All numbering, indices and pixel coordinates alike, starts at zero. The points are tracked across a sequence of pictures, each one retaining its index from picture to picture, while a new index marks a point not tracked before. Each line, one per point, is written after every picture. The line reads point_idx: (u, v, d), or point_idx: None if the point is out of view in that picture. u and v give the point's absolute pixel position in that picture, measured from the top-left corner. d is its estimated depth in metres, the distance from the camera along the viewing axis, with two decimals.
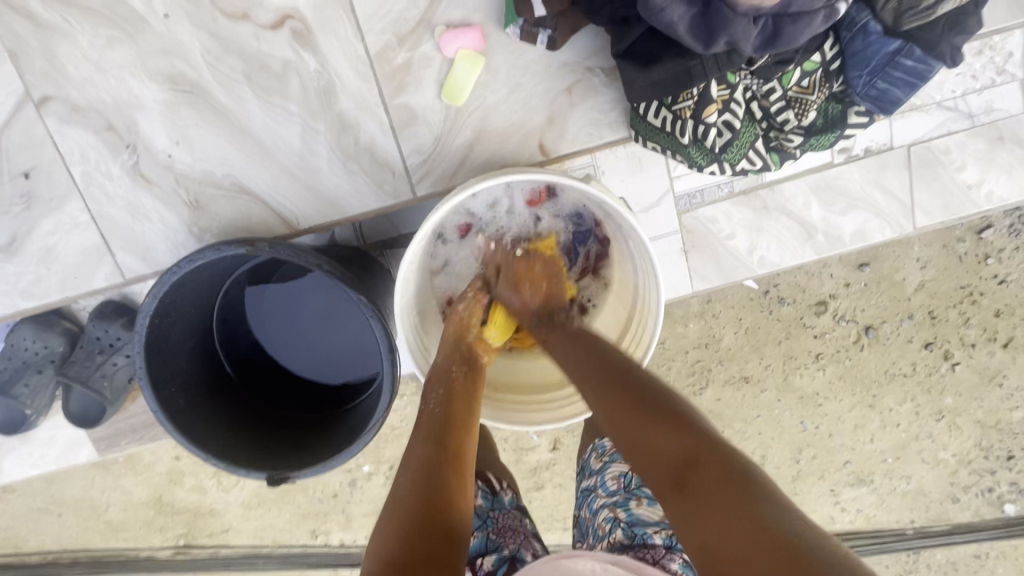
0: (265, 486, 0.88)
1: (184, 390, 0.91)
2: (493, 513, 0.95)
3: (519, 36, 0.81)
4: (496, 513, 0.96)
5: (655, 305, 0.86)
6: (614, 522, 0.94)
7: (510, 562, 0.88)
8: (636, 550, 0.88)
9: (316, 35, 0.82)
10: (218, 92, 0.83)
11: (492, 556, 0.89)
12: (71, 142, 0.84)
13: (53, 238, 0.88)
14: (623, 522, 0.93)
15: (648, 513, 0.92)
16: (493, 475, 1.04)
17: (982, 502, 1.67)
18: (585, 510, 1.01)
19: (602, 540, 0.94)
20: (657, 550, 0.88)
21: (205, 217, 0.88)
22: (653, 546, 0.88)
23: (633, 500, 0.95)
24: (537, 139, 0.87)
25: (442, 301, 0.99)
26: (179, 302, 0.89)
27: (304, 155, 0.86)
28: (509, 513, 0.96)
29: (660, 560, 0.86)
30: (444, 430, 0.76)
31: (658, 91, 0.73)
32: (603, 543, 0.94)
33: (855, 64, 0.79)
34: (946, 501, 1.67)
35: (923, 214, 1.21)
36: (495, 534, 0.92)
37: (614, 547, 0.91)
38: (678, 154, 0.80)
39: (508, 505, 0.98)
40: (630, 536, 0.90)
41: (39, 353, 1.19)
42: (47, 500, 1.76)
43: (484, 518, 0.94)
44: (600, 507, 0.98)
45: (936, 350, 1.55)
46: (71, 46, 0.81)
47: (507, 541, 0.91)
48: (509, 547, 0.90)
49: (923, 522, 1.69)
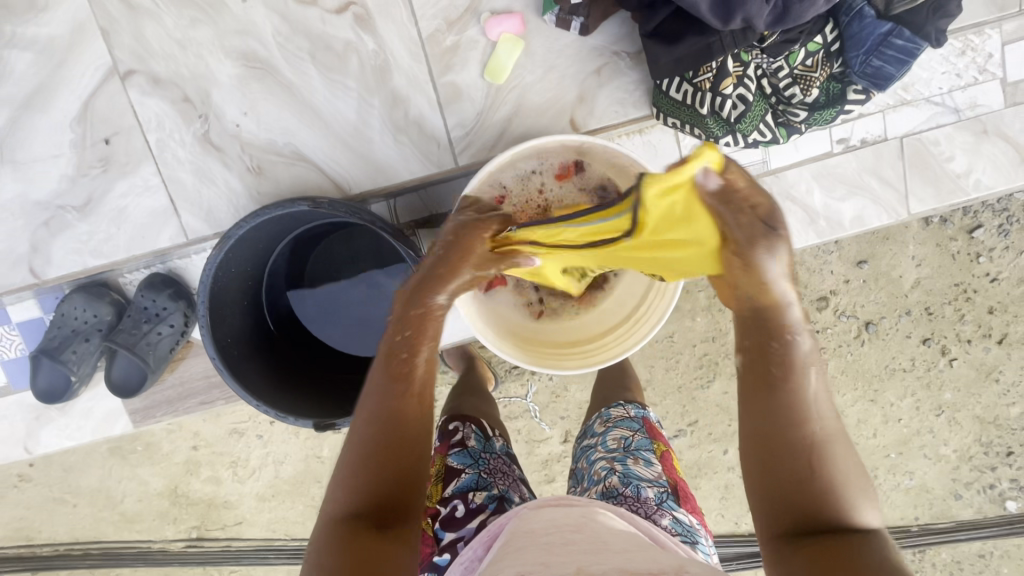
0: (311, 432, 0.94)
1: (236, 344, 0.98)
2: (484, 455, 1.02)
3: (554, 23, 0.92)
4: (487, 455, 1.03)
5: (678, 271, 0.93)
6: (610, 471, 1.00)
7: (499, 500, 0.94)
8: (630, 500, 0.94)
9: (376, 19, 0.92)
10: (285, 68, 0.93)
11: (483, 491, 0.95)
12: (149, 111, 0.94)
13: (125, 200, 0.97)
14: (619, 472, 0.99)
15: (643, 471, 1.00)
16: (486, 422, 1.11)
17: (984, 498, 1.72)
18: (582, 461, 1.08)
19: (597, 484, 0.99)
20: (648, 505, 0.94)
21: (266, 181, 0.97)
22: (645, 499, 0.94)
23: (630, 458, 1.02)
24: (568, 115, 0.96)
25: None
26: (237, 261, 0.96)
27: (359, 127, 0.95)
28: (499, 458, 1.03)
29: (651, 514, 0.92)
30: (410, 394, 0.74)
31: (681, 66, 0.83)
32: (596, 487, 0.99)
33: (853, 45, 0.89)
34: (949, 497, 1.72)
35: (917, 202, 1.31)
36: (487, 473, 0.98)
37: (608, 490, 0.97)
38: (697, 126, 0.90)
39: (498, 451, 1.05)
40: (626, 482, 0.97)
41: (88, 321, 1.25)
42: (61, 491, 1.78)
43: (477, 458, 1.01)
44: (598, 459, 1.05)
45: (934, 346, 1.63)
46: (157, 25, 0.91)
47: (497, 481, 0.97)
48: (498, 487, 0.96)
49: (927, 519, 1.74)
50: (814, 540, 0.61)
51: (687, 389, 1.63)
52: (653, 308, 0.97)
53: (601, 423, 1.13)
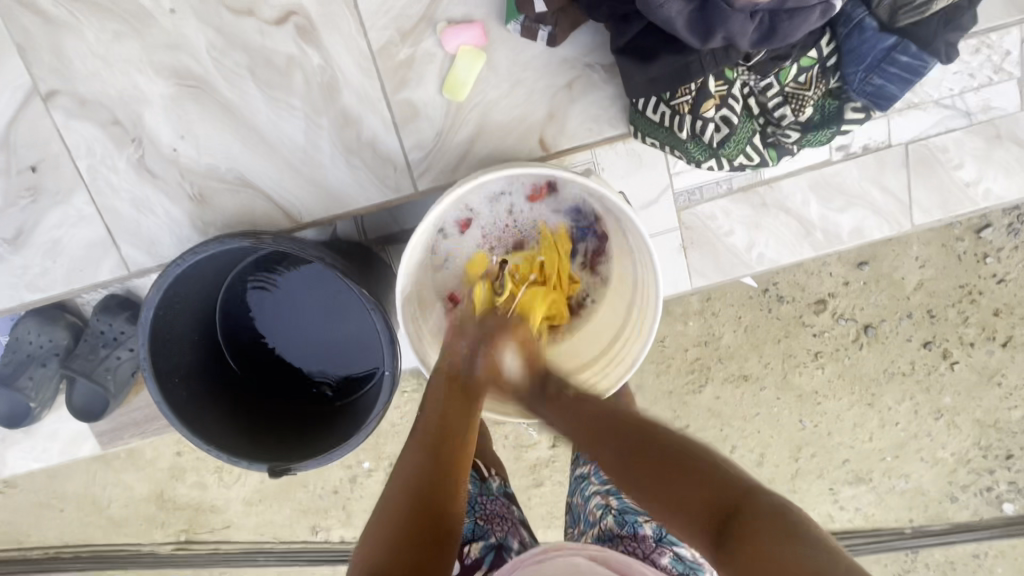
0: (267, 477, 0.89)
1: (187, 383, 0.92)
2: (480, 499, 0.94)
3: (519, 33, 0.82)
4: (484, 499, 0.94)
5: (654, 311, 0.88)
6: (605, 510, 0.91)
7: (497, 549, 0.87)
8: (626, 542, 0.87)
9: (320, 31, 0.83)
10: (222, 86, 0.84)
11: (479, 543, 0.87)
12: (77, 135, 0.86)
13: (59, 231, 0.90)
14: (615, 509, 0.90)
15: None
16: (482, 461, 1.02)
17: (981, 500, 1.66)
18: (577, 496, 0.98)
19: (594, 527, 0.91)
20: (647, 544, 0.87)
21: (209, 211, 0.89)
22: (643, 538, 0.87)
23: None
24: (538, 133, 0.88)
25: (443, 298, 0.99)
26: (183, 295, 0.90)
27: (307, 150, 0.87)
28: (496, 500, 0.95)
29: (650, 554, 0.86)
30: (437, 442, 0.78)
31: (656, 87, 0.74)
32: (592, 530, 0.91)
33: (851, 61, 0.80)
34: (944, 500, 1.67)
35: (921, 212, 1.22)
36: (484, 520, 0.91)
37: (604, 534, 0.89)
38: (677, 150, 0.81)
39: (496, 491, 0.96)
40: (621, 524, 0.88)
41: (43, 346, 1.20)
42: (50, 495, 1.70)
43: (472, 503, 0.93)
44: (592, 494, 0.95)
45: (935, 349, 1.56)
46: (78, 40, 0.82)
47: (495, 528, 0.89)
48: (496, 535, 0.88)
49: (922, 521, 1.68)
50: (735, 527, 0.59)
51: (679, 394, 1.60)
52: (630, 348, 0.92)
53: None
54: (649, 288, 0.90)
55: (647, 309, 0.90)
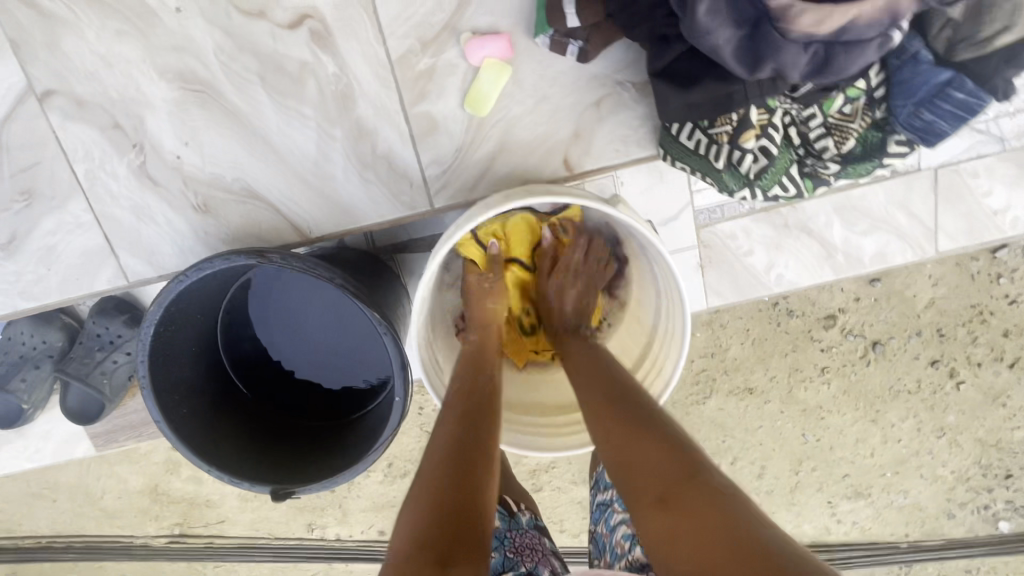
0: (270, 500, 0.86)
1: (188, 399, 0.88)
2: (510, 532, 0.89)
3: (548, 46, 0.77)
4: (513, 532, 0.90)
5: (681, 335, 0.84)
6: (634, 540, 0.87)
7: None
8: None
9: (335, 37, 0.78)
10: (230, 92, 0.79)
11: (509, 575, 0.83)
12: (75, 139, 0.81)
13: (54, 237, 0.85)
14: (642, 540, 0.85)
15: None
16: (510, 497, 0.98)
17: (977, 518, 1.65)
18: (602, 526, 0.95)
19: (622, 560, 0.87)
20: None
21: (214, 222, 0.85)
22: None
23: None
24: (562, 153, 0.83)
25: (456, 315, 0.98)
26: (186, 308, 0.86)
27: (318, 161, 0.82)
28: (526, 533, 0.90)
29: None
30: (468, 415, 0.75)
31: (694, 113, 0.70)
32: (621, 563, 0.87)
33: (901, 93, 0.76)
34: (941, 516, 1.66)
35: (947, 238, 1.18)
36: (513, 553, 0.86)
37: (632, 565, 0.84)
38: (710, 178, 0.77)
39: (527, 526, 0.92)
40: None
41: (36, 348, 1.16)
42: (42, 485, 1.64)
43: (501, 537, 0.89)
44: (618, 524, 0.92)
45: (942, 367, 1.53)
46: (76, 38, 0.77)
47: (525, 560, 0.85)
48: (527, 565, 0.84)
49: (918, 536, 1.67)
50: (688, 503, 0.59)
51: (685, 404, 1.58)
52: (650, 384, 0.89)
53: None
54: (675, 317, 0.86)
55: (674, 333, 0.86)
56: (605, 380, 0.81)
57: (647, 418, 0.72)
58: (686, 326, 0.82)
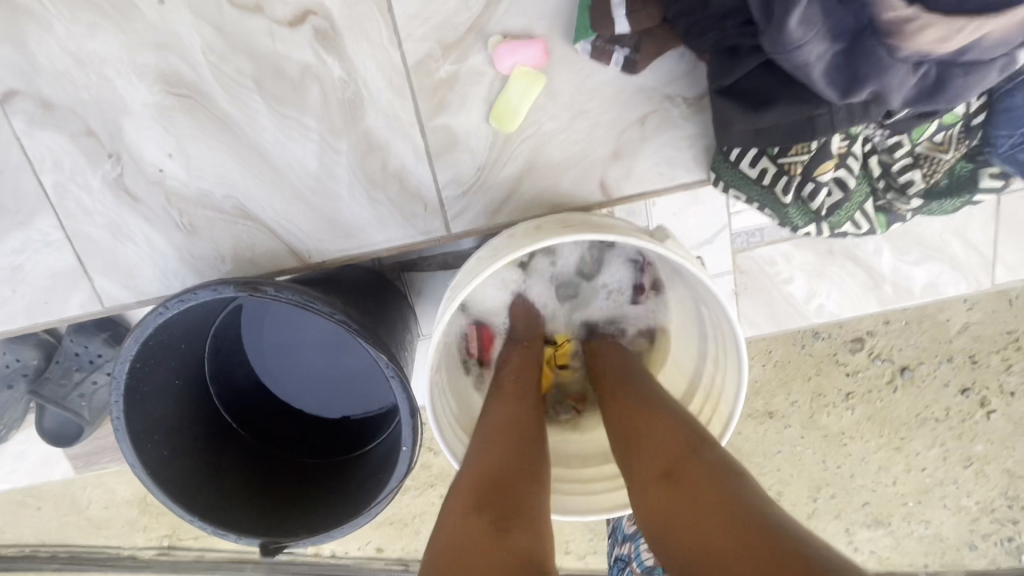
0: (258, 555, 0.76)
1: (168, 438, 0.78)
2: None
3: (589, 55, 0.67)
4: None
5: (731, 406, 0.73)
6: None
7: None
8: None
9: (343, 37, 0.67)
10: (219, 97, 0.69)
11: None
12: (42, 147, 0.71)
13: (19, 256, 0.75)
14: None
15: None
16: None
17: (999, 550, 1.53)
18: None
19: None
20: None
21: (200, 242, 0.74)
22: None
23: None
24: (598, 176, 0.73)
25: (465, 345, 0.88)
26: (168, 339, 0.76)
27: (321, 179, 0.72)
28: None
29: None
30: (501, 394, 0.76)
31: (764, 139, 0.61)
32: None
33: (1007, 121, 0.66)
34: (962, 547, 1.53)
35: (1005, 269, 1.08)
36: None
37: None
38: (771, 211, 0.68)
39: None
40: None
41: (9, 366, 1.06)
42: (25, 493, 1.52)
43: None
44: None
45: (972, 397, 1.42)
46: (43, 30, 0.66)
47: None
48: None
49: (938, 567, 1.55)
50: (692, 469, 0.59)
51: None
52: None
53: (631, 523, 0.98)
54: (724, 367, 0.76)
55: (721, 397, 0.76)
56: (621, 368, 0.80)
57: (654, 398, 0.72)
58: (739, 396, 0.71)
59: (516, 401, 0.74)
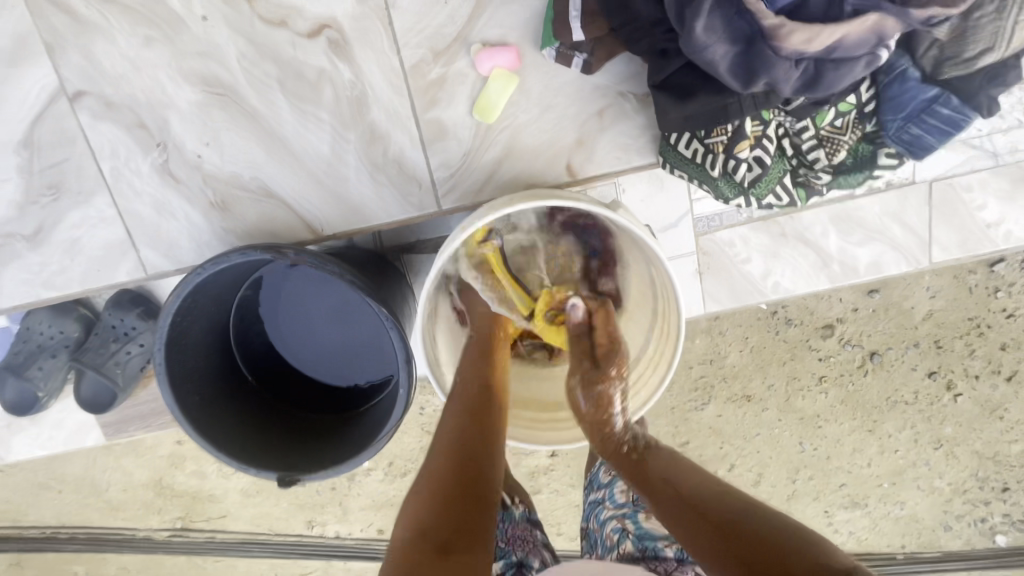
0: (276, 487, 0.89)
1: (200, 388, 0.91)
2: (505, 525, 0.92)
3: (554, 58, 0.81)
4: (507, 524, 0.93)
5: (674, 351, 0.88)
6: (623, 534, 0.89)
7: (517, 567, 0.88)
8: (647, 562, 0.83)
9: (352, 45, 0.82)
10: (249, 95, 0.83)
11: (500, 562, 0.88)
12: (102, 137, 0.85)
13: (78, 230, 0.89)
14: (632, 534, 0.88)
15: (658, 527, 0.88)
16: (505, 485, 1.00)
17: (973, 531, 1.57)
18: (593, 522, 0.96)
19: (612, 551, 0.89)
20: (668, 563, 0.82)
21: (231, 218, 0.88)
22: (664, 558, 0.83)
23: (642, 513, 0.90)
24: (565, 159, 0.87)
25: (453, 309, 0.99)
26: (202, 300, 0.90)
27: (332, 163, 0.86)
28: (519, 526, 0.93)
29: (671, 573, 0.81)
30: (473, 408, 0.85)
31: (691, 124, 0.75)
32: (610, 555, 0.89)
33: (891, 108, 0.84)
34: (937, 528, 1.58)
35: (941, 249, 1.21)
36: (506, 542, 0.91)
37: (623, 558, 0.86)
38: (706, 185, 0.82)
39: (520, 519, 0.94)
40: (641, 548, 0.85)
41: (54, 338, 1.20)
42: (49, 475, 1.58)
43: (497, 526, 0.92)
44: (608, 518, 0.93)
45: (940, 380, 1.48)
46: (107, 42, 0.81)
47: (518, 548, 0.90)
48: (518, 554, 0.89)
49: (915, 547, 1.60)
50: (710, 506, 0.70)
51: (680, 410, 1.54)
52: (648, 381, 0.93)
53: (608, 472, 1.01)
54: (671, 320, 0.90)
55: (670, 340, 0.90)
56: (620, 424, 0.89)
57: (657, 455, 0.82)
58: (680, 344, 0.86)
59: (467, 416, 0.84)
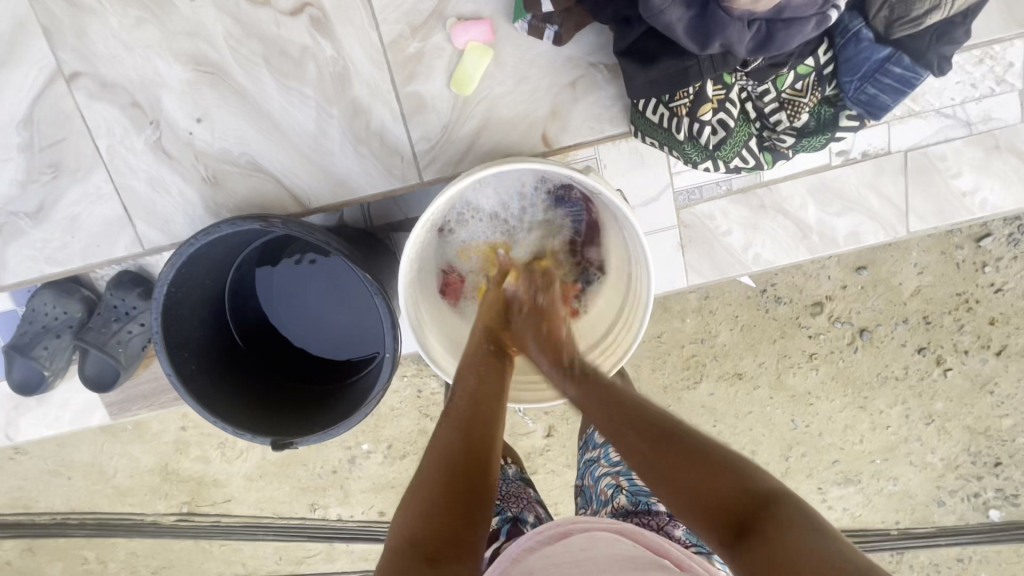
0: (270, 450, 0.92)
1: (196, 357, 0.95)
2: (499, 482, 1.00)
3: (526, 31, 0.85)
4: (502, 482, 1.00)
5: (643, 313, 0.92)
6: (617, 489, 0.92)
7: (513, 521, 0.92)
8: (639, 515, 0.87)
9: (333, 22, 0.86)
10: (237, 73, 0.87)
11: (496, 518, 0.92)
12: (98, 116, 0.89)
13: (78, 207, 0.93)
14: (626, 490, 0.92)
15: None
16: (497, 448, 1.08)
17: (967, 506, 1.54)
18: (587, 478, 1.00)
19: (606, 506, 0.92)
20: (661, 517, 0.87)
21: (222, 192, 0.92)
22: (657, 512, 0.87)
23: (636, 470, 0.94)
24: (541, 130, 0.90)
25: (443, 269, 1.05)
26: (195, 273, 0.93)
27: (317, 137, 0.90)
28: (512, 483, 1.01)
29: (664, 526, 0.85)
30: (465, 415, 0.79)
31: (656, 88, 0.81)
32: (604, 509, 0.93)
33: (847, 69, 0.90)
34: (931, 504, 1.55)
35: (917, 218, 1.24)
36: (500, 499, 0.97)
37: (616, 512, 0.90)
38: (674, 150, 0.87)
39: (513, 476, 1.02)
40: (634, 502, 0.89)
41: (59, 318, 1.24)
42: (57, 463, 1.63)
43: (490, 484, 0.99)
44: (603, 475, 0.97)
45: (930, 355, 1.45)
46: (101, 23, 0.86)
47: (511, 505, 0.95)
48: (512, 510, 0.94)
49: (908, 523, 1.57)
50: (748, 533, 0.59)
51: (674, 390, 1.51)
52: (620, 342, 0.96)
53: None
54: (640, 283, 0.94)
55: (638, 306, 0.94)
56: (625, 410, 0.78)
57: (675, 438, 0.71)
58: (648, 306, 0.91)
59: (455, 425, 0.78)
